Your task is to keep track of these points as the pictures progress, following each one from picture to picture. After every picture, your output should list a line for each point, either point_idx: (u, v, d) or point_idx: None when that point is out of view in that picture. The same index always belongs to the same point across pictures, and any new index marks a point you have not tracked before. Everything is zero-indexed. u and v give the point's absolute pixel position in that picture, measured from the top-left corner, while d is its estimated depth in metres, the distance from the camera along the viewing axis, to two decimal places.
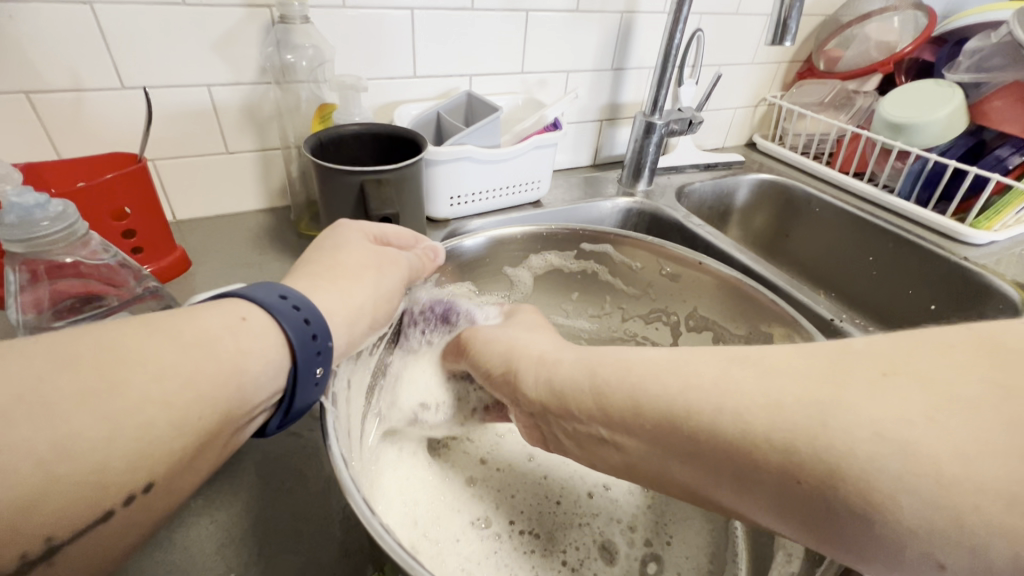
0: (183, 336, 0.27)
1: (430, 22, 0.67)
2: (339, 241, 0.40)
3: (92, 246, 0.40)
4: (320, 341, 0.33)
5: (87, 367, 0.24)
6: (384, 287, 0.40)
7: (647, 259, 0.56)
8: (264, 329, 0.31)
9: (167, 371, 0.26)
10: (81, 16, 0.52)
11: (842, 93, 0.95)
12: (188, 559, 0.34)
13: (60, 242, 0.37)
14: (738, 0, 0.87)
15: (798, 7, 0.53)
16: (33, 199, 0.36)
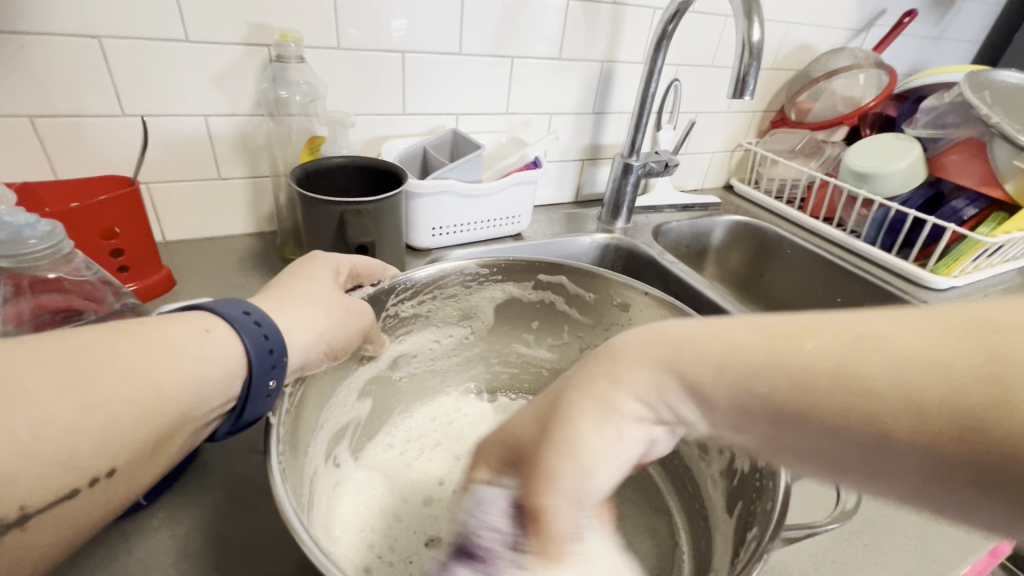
0: (151, 343, 0.30)
1: (420, 65, 0.72)
2: (307, 273, 0.41)
3: (75, 263, 0.43)
4: (276, 355, 0.34)
5: (62, 365, 0.27)
6: (352, 313, 0.41)
7: (601, 289, 0.55)
8: (224, 343, 0.32)
9: (135, 375, 0.28)
10: (89, 49, 0.55)
11: (812, 143, 1.02)
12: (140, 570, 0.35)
13: (44, 258, 0.41)
14: (712, 54, 0.93)
15: (756, 65, 0.57)
16: (23, 219, 0.40)
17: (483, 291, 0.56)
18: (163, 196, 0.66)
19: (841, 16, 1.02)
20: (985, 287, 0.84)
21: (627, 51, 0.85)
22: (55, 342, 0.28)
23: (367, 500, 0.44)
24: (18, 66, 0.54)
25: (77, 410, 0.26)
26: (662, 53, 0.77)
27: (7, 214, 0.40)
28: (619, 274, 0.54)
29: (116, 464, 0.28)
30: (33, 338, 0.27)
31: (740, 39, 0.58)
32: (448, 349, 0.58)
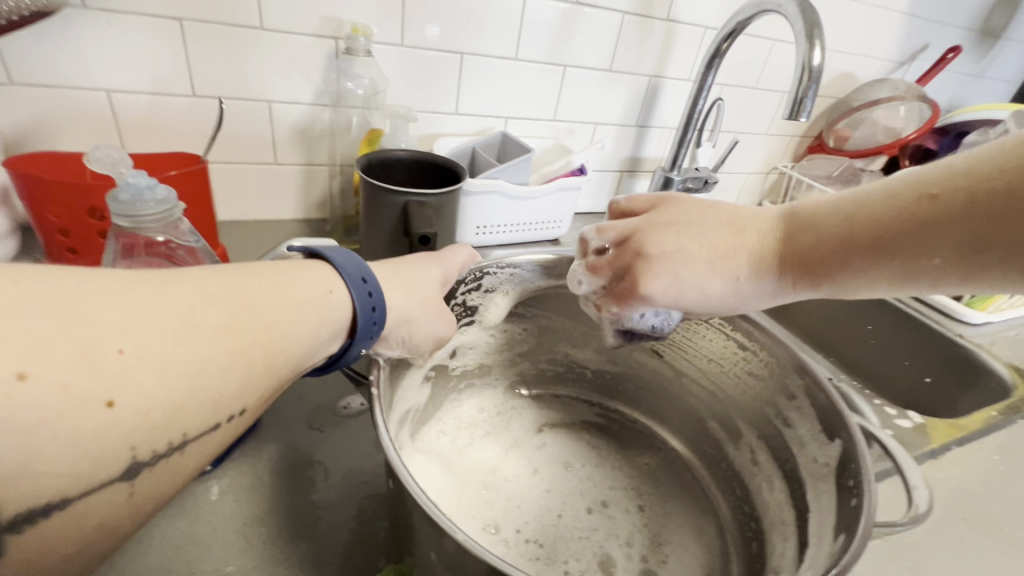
0: (285, 295, 0.30)
1: (478, 67, 0.73)
2: (402, 262, 0.41)
3: (183, 229, 0.37)
4: (376, 327, 0.35)
5: (219, 304, 0.27)
6: (432, 306, 0.41)
7: None
8: (343, 306, 0.33)
9: (273, 324, 0.29)
10: (170, 30, 0.57)
11: (849, 170, 1.02)
12: (210, 534, 0.35)
13: (157, 222, 0.35)
14: (757, 76, 0.95)
15: (814, 89, 0.58)
16: (146, 180, 0.35)
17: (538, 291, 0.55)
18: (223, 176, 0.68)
19: (885, 47, 1.04)
20: (1019, 325, 0.84)
21: (676, 67, 0.86)
22: (199, 284, 0.27)
23: (428, 484, 0.46)
24: (106, 41, 0.56)
25: (228, 352, 0.27)
26: (713, 72, 0.78)
27: (131, 174, 0.35)
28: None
29: (247, 406, 0.28)
30: (168, 276, 0.27)
31: (799, 62, 0.59)
32: (499, 344, 0.58)
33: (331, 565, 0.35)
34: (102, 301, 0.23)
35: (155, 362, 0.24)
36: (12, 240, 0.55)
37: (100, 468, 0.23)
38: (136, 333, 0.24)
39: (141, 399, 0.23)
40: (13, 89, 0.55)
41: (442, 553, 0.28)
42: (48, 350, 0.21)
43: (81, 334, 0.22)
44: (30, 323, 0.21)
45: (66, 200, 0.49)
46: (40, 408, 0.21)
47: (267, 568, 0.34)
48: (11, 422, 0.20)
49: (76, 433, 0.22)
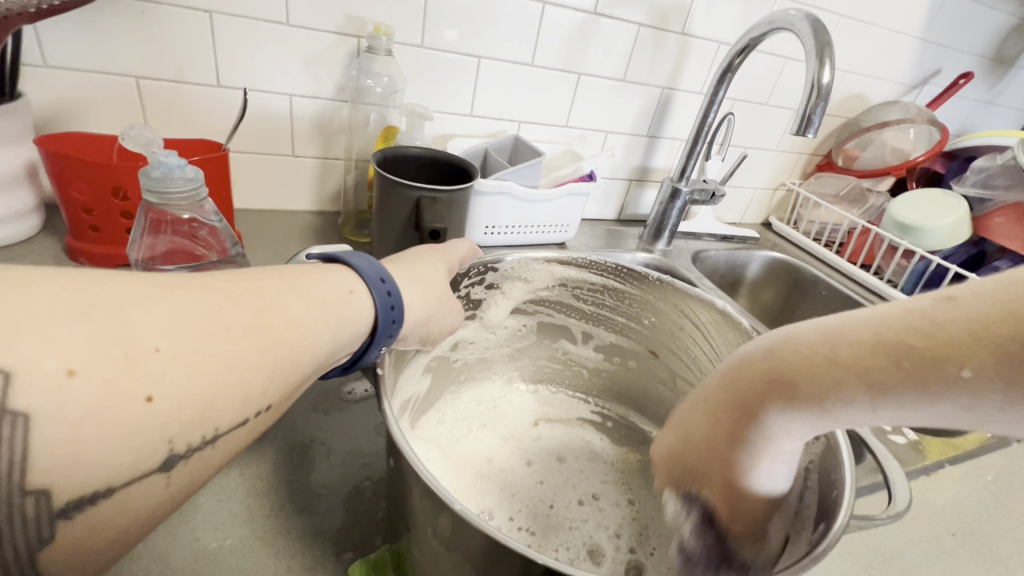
0: (309, 294, 0.31)
1: (494, 71, 0.75)
2: (417, 256, 0.42)
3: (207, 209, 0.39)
4: (396, 323, 0.36)
5: (244, 302, 0.27)
6: (445, 303, 0.42)
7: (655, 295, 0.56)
8: (366, 304, 0.34)
9: (299, 323, 0.29)
10: (199, 20, 0.60)
11: (857, 190, 1.03)
12: (217, 520, 0.36)
13: (184, 202, 0.36)
14: (769, 92, 0.96)
15: (822, 105, 0.60)
16: (176, 160, 0.36)
17: (541, 285, 0.57)
18: (242, 166, 0.70)
19: (897, 70, 1.05)
20: None
21: (688, 80, 0.88)
22: (227, 286, 0.28)
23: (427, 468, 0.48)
24: (138, 29, 0.58)
25: (257, 350, 0.27)
26: (724, 86, 0.80)
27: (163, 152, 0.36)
28: (683, 286, 0.54)
29: (274, 402, 0.28)
30: (196, 279, 0.27)
31: (808, 80, 0.60)
32: (502, 337, 0.60)
33: (332, 543, 0.36)
34: (135, 301, 0.23)
35: (187, 359, 0.24)
36: (35, 216, 0.57)
37: (140, 462, 0.22)
38: (169, 331, 0.24)
39: (178, 396, 0.23)
40: (46, 71, 0.57)
41: (444, 531, 0.29)
42: (85, 346, 0.21)
43: (116, 331, 0.22)
44: (65, 322, 0.21)
45: (90, 178, 0.51)
46: (80, 404, 0.21)
47: (271, 544, 0.35)
48: (55, 417, 0.20)
49: (116, 429, 0.21)
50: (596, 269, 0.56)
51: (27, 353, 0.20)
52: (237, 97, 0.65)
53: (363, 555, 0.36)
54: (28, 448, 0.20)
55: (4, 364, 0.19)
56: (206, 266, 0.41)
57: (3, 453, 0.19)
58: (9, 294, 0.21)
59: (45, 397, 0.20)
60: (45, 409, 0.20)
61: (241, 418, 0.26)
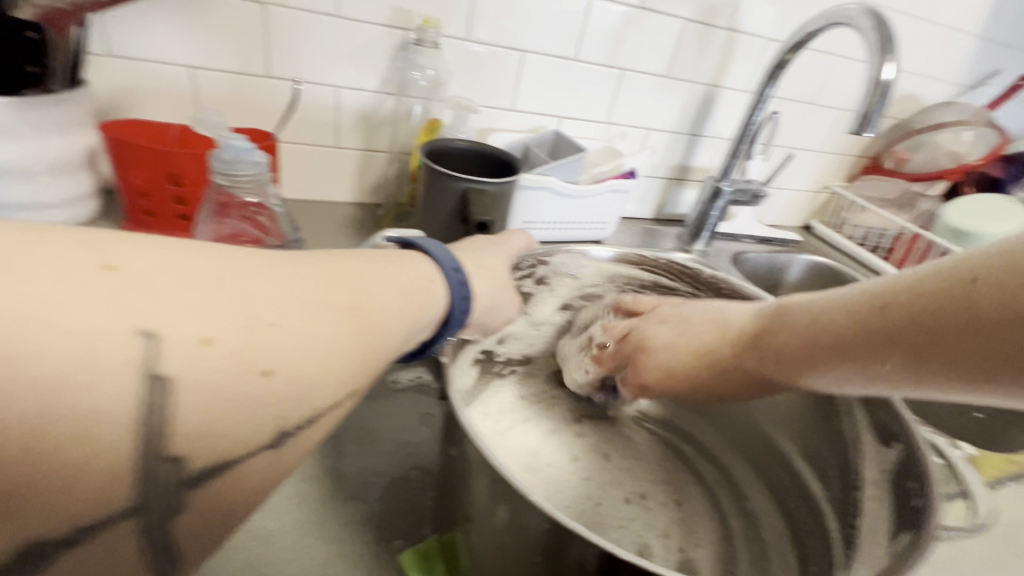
0: (397, 279, 0.31)
1: (538, 65, 0.75)
2: (479, 249, 0.42)
3: (271, 194, 0.39)
4: (465, 315, 0.35)
5: (336, 288, 0.28)
6: (505, 296, 0.41)
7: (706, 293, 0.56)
8: (442, 293, 0.34)
9: (387, 308, 0.30)
10: (252, 11, 0.60)
11: (908, 195, 0.99)
12: (272, 502, 0.36)
13: (251, 186, 0.37)
14: (817, 91, 0.93)
15: (884, 103, 0.57)
16: (245, 144, 0.36)
17: (592, 282, 0.56)
18: (288, 157, 0.71)
19: (955, 70, 1.00)
20: None
21: (734, 77, 0.86)
22: (327, 267, 0.29)
23: None
24: (193, 20, 0.59)
25: (355, 330, 0.27)
26: (774, 83, 0.77)
27: (233, 136, 0.37)
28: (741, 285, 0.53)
29: (365, 383, 0.29)
30: (298, 257, 0.28)
31: (870, 76, 0.58)
32: (550, 334, 0.59)
33: (382, 529, 0.36)
34: (257, 276, 0.25)
35: (286, 342, 0.24)
36: (92, 201, 0.59)
37: (227, 440, 0.23)
38: (284, 306, 0.25)
39: (276, 379, 0.24)
40: (108, 60, 0.59)
41: (504, 522, 0.28)
42: (216, 314, 0.22)
43: (240, 302, 0.23)
44: (202, 289, 0.23)
45: (152, 164, 0.52)
46: (214, 370, 0.22)
47: (323, 526, 0.36)
48: (194, 382, 0.22)
49: (236, 395, 0.23)
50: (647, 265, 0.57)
51: (171, 319, 0.21)
52: (287, 89, 0.66)
53: (412, 544, 0.36)
54: (174, 408, 0.21)
55: (151, 327, 0.21)
56: (272, 249, 0.40)
57: (153, 413, 0.21)
58: (152, 259, 0.22)
59: (184, 363, 0.21)
60: (188, 374, 0.21)
61: (334, 401, 0.26)
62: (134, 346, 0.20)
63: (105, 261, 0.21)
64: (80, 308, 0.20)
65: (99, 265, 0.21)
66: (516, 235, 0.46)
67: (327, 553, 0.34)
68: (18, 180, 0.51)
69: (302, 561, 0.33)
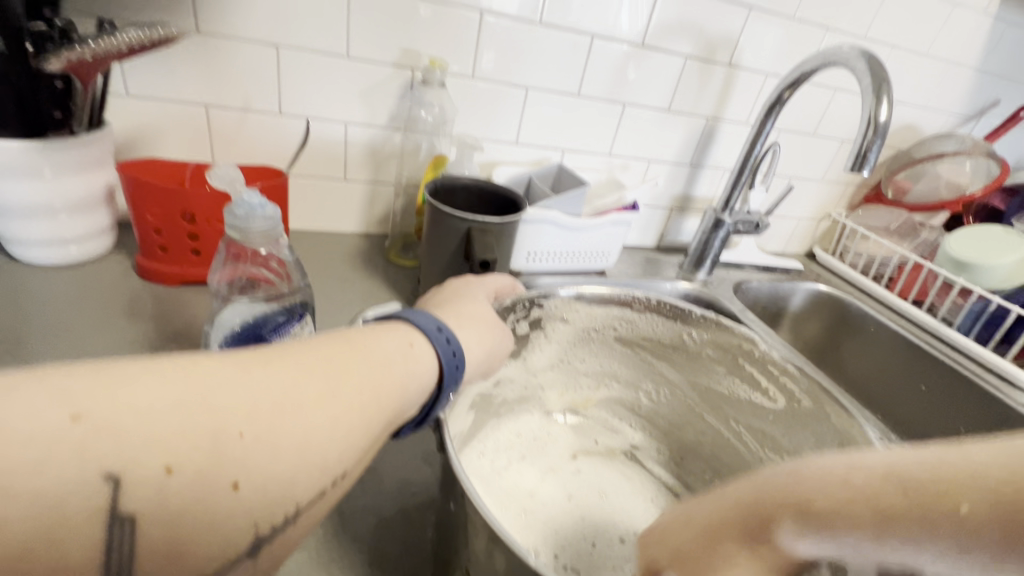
0: (372, 356, 0.32)
1: (541, 100, 0.77)
2: (462, 298, 0.43)
3: (281, 245, 0.41)
4: (458, 370, 0.36)
5: (317, 370, 0.28)
6: (496, 342, 0.42)
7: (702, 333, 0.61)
8: (423, 357, 0.35)
9: (369, 384, 0.30)
10: (266, 52, 0.63)
11: (909, 224, 0.99)
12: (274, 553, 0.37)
13: (263, 240, 0.38)
14: (816, 123, 0.94)
15: (879, 142, 0.58)
16: (258, 199, 0.38)
17: (593, 323, 0.61)
18: (298, 190, 0.73)
19: (952, 101, 1.02)
20: None
21: (734, 110, 0.87)
22: (297, 359, 0.28)
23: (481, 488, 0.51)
24: (210, 61, 0.62)
25: (329, 421, 0.27)
26: (772, 119, 0.79)
27: (246, 191, 0.38)
28: (729, 324, 0.60)
29: (347, 470, 0.28)
30: (279, 351, 0.28)
31: (864, 116, 0.59)
32: (551, 371, 0.62)
33: (383, 572, 0.37)
34: (222, 383, 0.25)
35: (269, 441, 0.25)
36: (110, 234, 0.61)
37: (224, 541, 0.23)
38: (250, 411, 0.25)
39: (259, 478, 0.24)
40: (129, 100, 0.61)
41: (500, 571, 0.29)
42: (175, 440, 0.22)
43: (205, 420, 0.23)
44: (168, 416, 0.22)
45: (166, 203, 0.54)
46: (176, 496, 0.22)
47: (324, 568, 0.36)
48: (157, 516, 0.21)
49: (205, 518, 0.23)
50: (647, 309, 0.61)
51: (136, 454, 0.21)
52: (297, 126, 0.68)
53: None
54: (136, 549, 0.21)
55: (115, 469, 0.21)
56: (279, 294, 0.42)
57: (114, 557, 0.21)
58: (115, 394, 0.22)
59: (149, 498, 0.21)
60: (152, 508, 0.21)
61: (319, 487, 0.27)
62: (100, 492, 0.20)
63: (70, 409, 0.21)
64: (49, 460, 0.20)
65: (66, 417, 0.20)
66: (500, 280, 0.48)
67: None
68: (42, 219, 0.54)
69: None
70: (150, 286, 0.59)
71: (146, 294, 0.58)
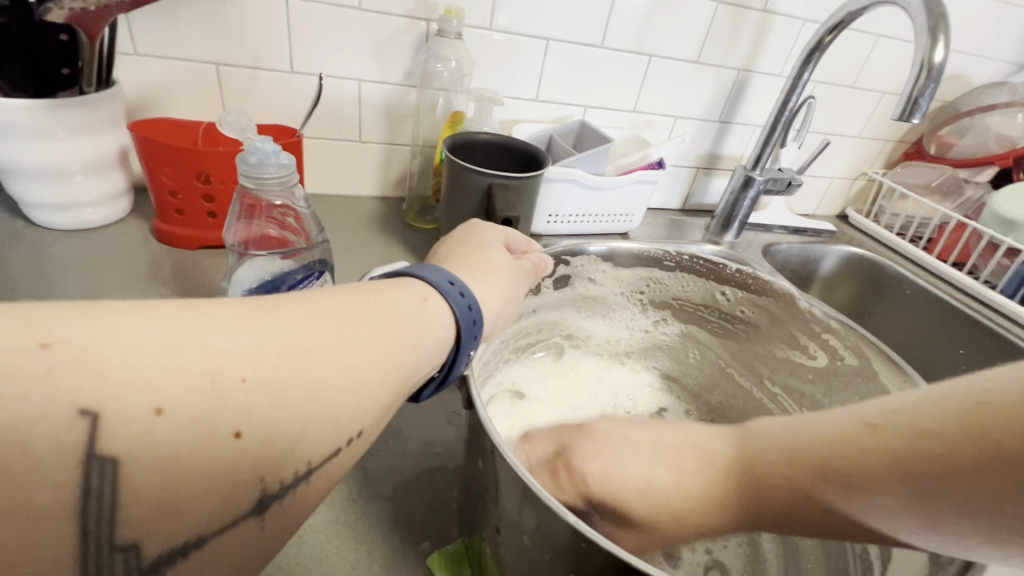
0: (384, 309, 0.30)
1: (563, 53, 0.73)
2: (480, 244, 0.41)
3: (296, 197, 0.39)
4: (478, 328, 0.34)
5: (322, 321, 0.27)
6: (513, 297, 0.40)
7: (734, 290, 0.59)
8: (442, 312, 0.32)
9: (382, 336, 0.28)
10: (276, 6, 0.60)
11: (952, 180, 0.93)
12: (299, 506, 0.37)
13: (277, 190, 0.37)
14: (856, 73, 0.88)
15: (933, 88, 0.54)
16: (270, 147, 0.36)
17: (621, 279, 0.59)
18: (312, 152, 0.72)
19: (1006, 47, 0.94)
20: None
21: (767, 61, 0.82)
22: (303, 308, 0.27)
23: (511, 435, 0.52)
24: (219, 16, 0.59)
25: (341, 370, 0.26)
26: (811, 67, 0.74)
27: (258, 139, 0.37)
28: (765, 280, 0.57)
29: (363, 429, 0.27)
30: (282, 300, 0.27)
31: (918, 58, 0.55)
32: (576, 325, 0.60)
33: (410, 530, 0.37)
34: (222, 328, 0.23)
35: (273, 389, 0.23)
36: (125, 199, 0.60)
37: (229, 495, 0.22)
38: (253, 360, 0.23)
39: (261, 428, 0.23)
40: (137, 58, 0.60)
41: (532, 531, 0.28)
42: (173, 381, 0.21)
43: (199, 366, 0.21)
44: (155, 353, 0.21)
45: (181, 162, 0.53)
46: (167, 444, 0.20)
47: (351, 526, 0.36)
48: (143, 460, 0.20)
49: (200, 469, 0.21)
50: (677, 266, 0.59)
51: (115, 392, 0.20)
52: (309, 83, 0.66)
53: (438, 545, 0.36)
54: (119, 497, 0.20)
55: (92, 405, 0.19)
56: (297, 251, 0.40)
57: (94, 501, 0.19)
58: (97, 328, 0.20)
59: (134, 440, 0.20)
60: (135, 453, 0.20)
61: (333, 448, 0.25)
62: (75, 427, 0.19)
63: (39, 338, 0.19)
64: (14, 392, 0.18)
65: (35, 344, 0.19)
66: (521, 233, 0.46)
67: (356, 554, 0.35)
68: (56, 180, 0.53)
69: (325, 565, 0.34)
70: (169, 249, 0.58)
71: (163, 256, 0.57)
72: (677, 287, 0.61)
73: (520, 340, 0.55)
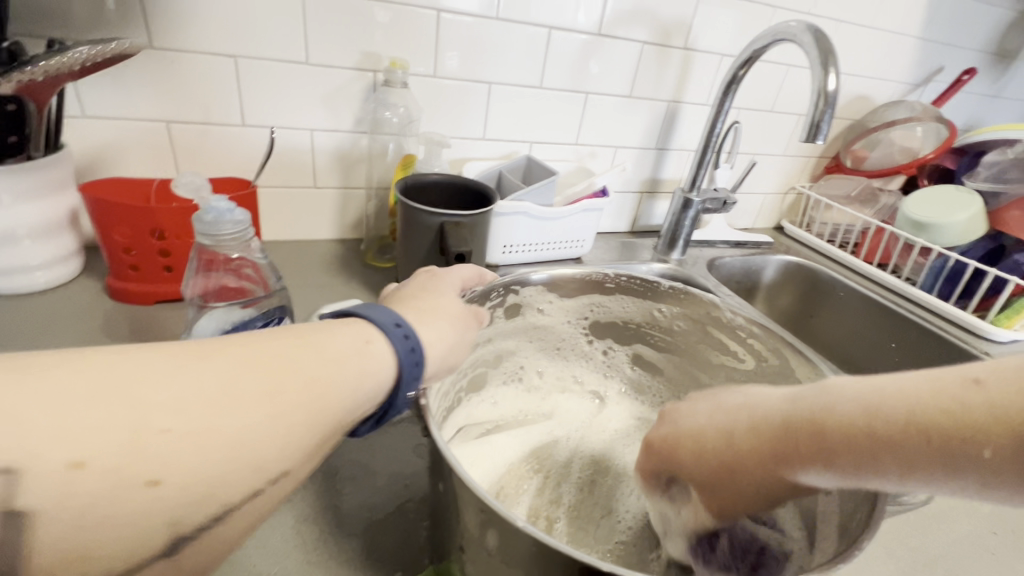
0: (321, 351, 0.31)
1: (506, 95, 0.78)
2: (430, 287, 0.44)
3: (252, 248, 0.41)
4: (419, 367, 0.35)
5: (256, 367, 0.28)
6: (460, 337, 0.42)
7: (671, 308, 0.62)
8: (383, 351, 0.33)
9: (314, 378, 0.29)
10: (226, 66, 0.63)
11: (868, 190, 1.03)
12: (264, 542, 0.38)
13: (234, 245, 0.39)
14: (773, 100, 0.97)
15: (830, 112, 0.61)
16: (225, 204, 0.38)
17: (568, 308, 0.62)
18: (267, 200, 0.73)
19: (899, 70, 1.06)
20: None
21: (693, 92, 0.89)
22: (240, 356, 0.28)
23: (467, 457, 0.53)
24: (167, 78, 0.61)
25: (264, 415, 0.27)
26: (730, 96, 0.81)
27: (212, 198, 0.38)
28: (695, 295, 0.60)
29: (286, 470, 0.28)
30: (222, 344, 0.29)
31: (815, 87, 0.62)
32: (529, 361, 0.62)
33: (381, 563, 0.37)
34: (155, 380, 0.25)
35: (196, 438, 0.24)
36: (76, 259, 0.60)
37: (136, 548, 0.23)
38: (178, 411, 0.24)
39: (180, 475, 0.24)
40: (85, 120, 0.60)
41: (494, 546, 0.30)
42: (96, 439, 0.22)
43: (124, 416, 0.23)
44: (82, 413, 0.23)
45: (132, 222, 0.53)
46: (85, 494, 0.22)
47: (322, 564, 0.37)
48: (59, 515, 0.21)
49: (115, 517, 0.22)
50: (617, 288, 0.62)
51: (35, 449, 0.21)
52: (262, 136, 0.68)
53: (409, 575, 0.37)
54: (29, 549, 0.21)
55: (14, 463, 0.21)
56: (255, 300, 0.42)
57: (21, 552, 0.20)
58: (36, 392, 0.22)
59: (49, 494, 0.21)
60: (52, 504, 0.21)
61: (255, 488, 0.26)
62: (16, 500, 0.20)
63: None
64: None
65: None
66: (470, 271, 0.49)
67: None
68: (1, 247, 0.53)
69: None
70: (123, 308, 0.58)
71: (117, 314, 0.57)
72: (619, 308, 0.64)
73: (478, 372, 0.57)
